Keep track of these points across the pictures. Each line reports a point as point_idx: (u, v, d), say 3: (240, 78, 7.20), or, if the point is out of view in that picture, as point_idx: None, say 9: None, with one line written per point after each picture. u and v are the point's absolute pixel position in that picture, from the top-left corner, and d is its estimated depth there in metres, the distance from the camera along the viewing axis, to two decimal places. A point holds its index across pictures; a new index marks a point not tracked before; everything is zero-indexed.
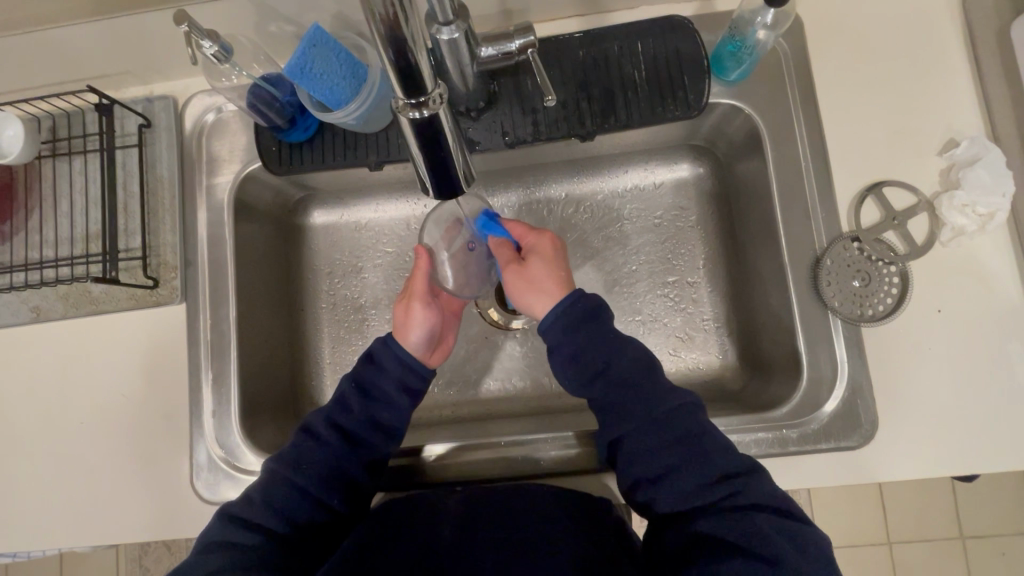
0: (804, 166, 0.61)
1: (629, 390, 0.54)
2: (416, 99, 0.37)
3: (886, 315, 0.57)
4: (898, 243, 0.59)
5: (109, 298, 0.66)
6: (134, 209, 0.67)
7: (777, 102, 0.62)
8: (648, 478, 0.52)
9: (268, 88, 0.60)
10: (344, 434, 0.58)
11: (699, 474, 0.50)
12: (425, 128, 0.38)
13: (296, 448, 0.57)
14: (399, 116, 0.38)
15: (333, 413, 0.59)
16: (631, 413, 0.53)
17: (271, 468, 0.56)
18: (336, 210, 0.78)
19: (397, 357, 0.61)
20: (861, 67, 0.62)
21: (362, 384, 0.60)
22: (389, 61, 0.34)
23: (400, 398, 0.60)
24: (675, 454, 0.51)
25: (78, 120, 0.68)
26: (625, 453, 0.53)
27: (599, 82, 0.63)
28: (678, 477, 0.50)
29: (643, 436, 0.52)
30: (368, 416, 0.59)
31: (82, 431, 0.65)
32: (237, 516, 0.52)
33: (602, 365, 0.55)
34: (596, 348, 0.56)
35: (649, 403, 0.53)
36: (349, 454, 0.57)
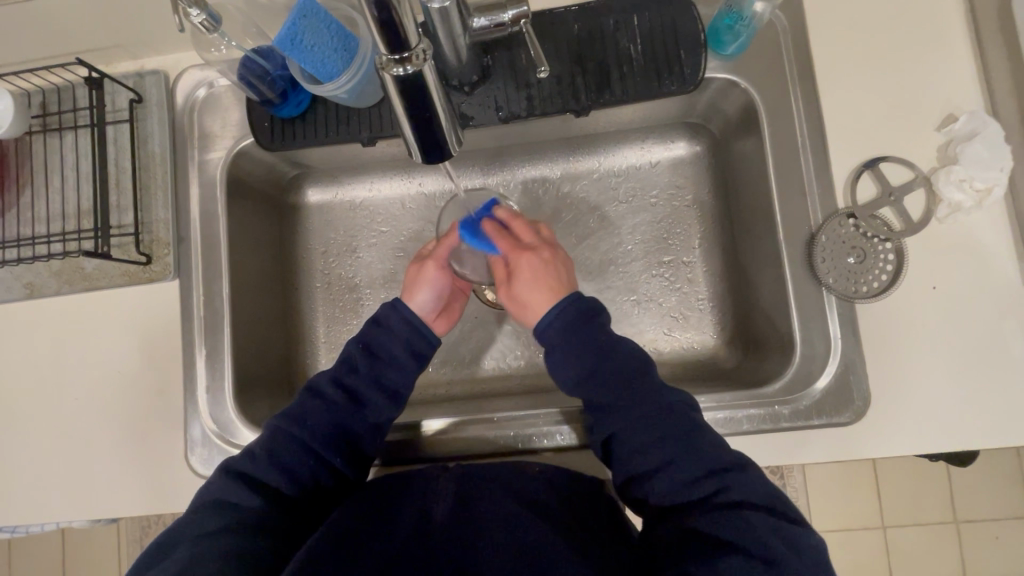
0: (801, 142, 0.60)
1: (621, 390, 0.55)
2: (399, 55, 0.37)
3: (880, 292, 0.57)
4: (893, 220, 0.59)
5: (102, 274, 0.66)
6: (126, 185, 0.66)
7: (774, 77, 0.61)
8: (640, 472, 0.52)
9: (261, 62, 0.59)
10: (347, 391, 0.58)
11: (691, 468, 0.50)
12: (409, 85, 0.38)
13: (302, 406, 0.58)
14: (383, 73, 0.38)
15: (339, 373, 0.59)
16: (623, 411, 0.54)
17: (276, 426, 0.57)
18: (330, 189, 0.77)
19: (405, 319, 0.61)
20: (859, 41, 0.61)
21: (367, 345, 0.60)
22: (371, 16, 0.33)
23: (408, 361, 0.61)
24: (667, 448, 0.51)
25: (69, 94, 0.67)
26: (620, 448, 0.54)
27: (594, 56, 0.62)
28: (671, 472, 0.51)
29: (634, 433, 0.53)
30: (373, 376, 0.59)
31: (77, 406, 0.65)
32: (240, 471, 0.53)
33: (593, 366, 0.55)
34: (588, 351, 0.56)
35: (642, 403, 0.54)
36: (356, 414, 0.58)
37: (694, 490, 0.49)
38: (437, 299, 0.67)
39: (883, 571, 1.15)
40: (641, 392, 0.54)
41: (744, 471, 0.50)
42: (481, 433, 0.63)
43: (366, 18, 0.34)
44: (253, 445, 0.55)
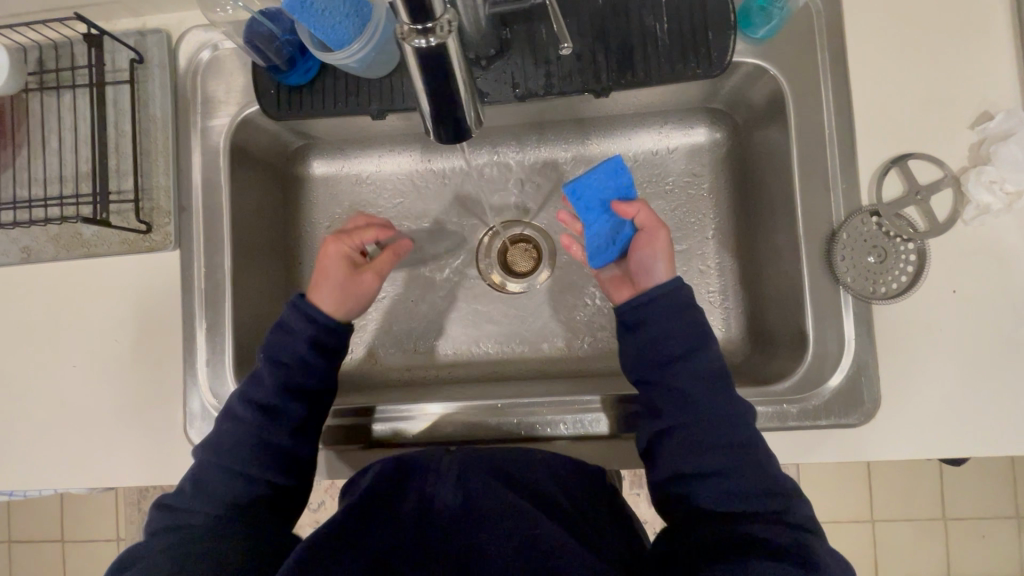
0: (828, 134, 0.58)
1: (696, 384, 0.54)
2: (423, 26, 0.34)
3: (899, 293, 0.56)
4: (918, 220, 0.57)
5: (101, 241, 0.64)
6: (125, 150, 0.64)
7: (805, 64, 0.59)
8: (694, 472, 0.52)
9: (268, 25, 0.57)
10: (321, 353, 0.59)
11: (748, 482, 0.51)
12: (432, 58, 0.36)
13: (275, 377, 0.57)
14: (404, 44, 0.36)
15: (246, 390, 0.57)
16: (694, 409, 0.54)
17: (200, 457, 0.56)
18: (336, 161, 0.75)
19: (307, 317, 0.59)
20: (896, 30, 0.58)
21: (272, 358, 0.58)
22: None
23: (315, 360, 0.59)
24: (728, 459, 0.51)
25: (67, 51, 0.64)
26: (676, 441, 0.53)
27: (618, 33, 0.59)
28: (721, 479, 0.51)
29: (701, 430, 0.53)
30: (279, 385, 0.57)
31: (74, 374, 0.64)
32: (171, 504, 0.54)
33: (681, 354, 0.55)
34: (681, 335, 0.56)
35: (711, 405, 0.53)
36: (267, 424, 0.56)
37: (733, 493, 0.51)
38: (337, 274, 0.63)
39: (867, 563, 1.17)
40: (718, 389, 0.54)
41: (773, 483, 0.51)
42: (484, 418, 0.63)
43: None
44: (219, 428, 0.57)
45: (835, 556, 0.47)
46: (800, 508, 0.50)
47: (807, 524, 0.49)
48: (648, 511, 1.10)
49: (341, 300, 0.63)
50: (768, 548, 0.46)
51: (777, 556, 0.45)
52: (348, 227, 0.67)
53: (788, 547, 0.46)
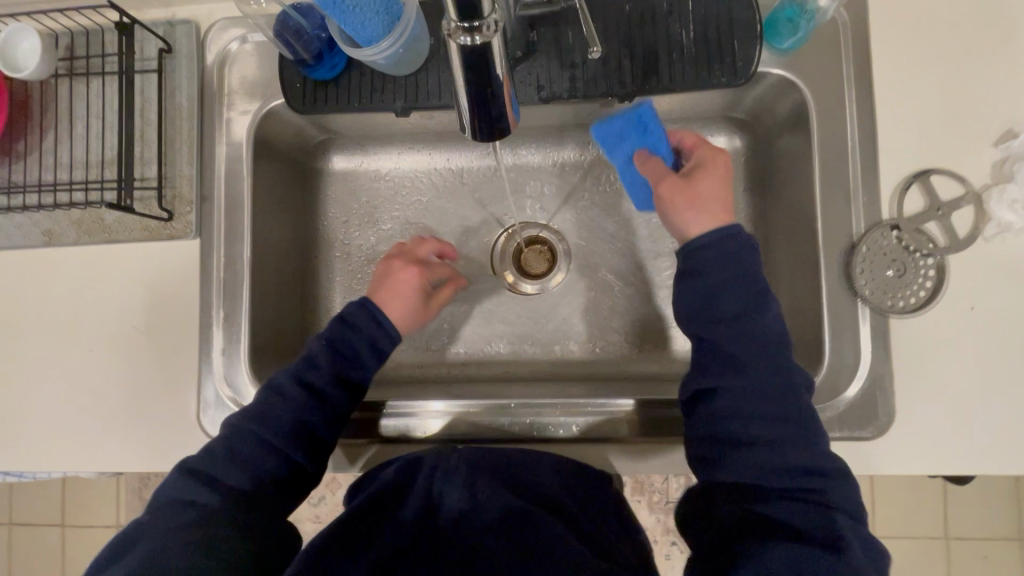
0: (850, 147, 0.58)
1: (754, 354, 0.51)
2: (470, 24, 0.35)
3: (916, 308, 0.56)
4: (938, 235, 0.57)
5: (122, 227, 0.65)
6: (150, 138, 0.65)
7: (829, 76, 0.59)
8: (735, 438, 0.50)
9: (298, 19, 0.57)
10: (376, 353, 0.61)
11: (791, 456, 0.49)
12: (475, 56, 0.36)
13: (331, 363, 0.59)
14: (449, 40, 0.36)
15: (299, 370, 0.58)
16: (746, 375, 0.51)
17: (234, 422, 0.56)
18: (356, 156, 0.76)
19: (371, 315, 0.62)
20: (921, 46, 0.58)
21: (332, 344, 0.60)
22: None
23: (369, 356, 0.60)
24: (775, 429, 0.49)
25: (97, 38, 0.65)
26: (724, 403, 0.51)
27: (644, 39, 0.60)
28: (766, 452, 0.49)
29: (752, 396, 0.50)
30: (335, 372, 0.58)
31: (90, 358, 0.65)
32: (195, 469, 0.53)
33: (739, 314, 0.52)
34: (740, 288, 0.52)
35: (764, 373, 0.51)
36: (311, 408, 0.57)
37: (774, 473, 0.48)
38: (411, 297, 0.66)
39: None
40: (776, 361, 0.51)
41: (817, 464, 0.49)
42: (496, 418, 0.63)
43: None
44: (262, 400, 0.57)
45: (866, 543, 0.46)
46: (838, 491, 0.48)
47: (843, 506, 0.47)
48: (649, 518, 1.10)
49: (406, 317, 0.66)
50: (791, 536, 0.45)
51: (803, 543, 0.44)
52: (413, 245, 0.70)
53: (815, 530, 0.45)
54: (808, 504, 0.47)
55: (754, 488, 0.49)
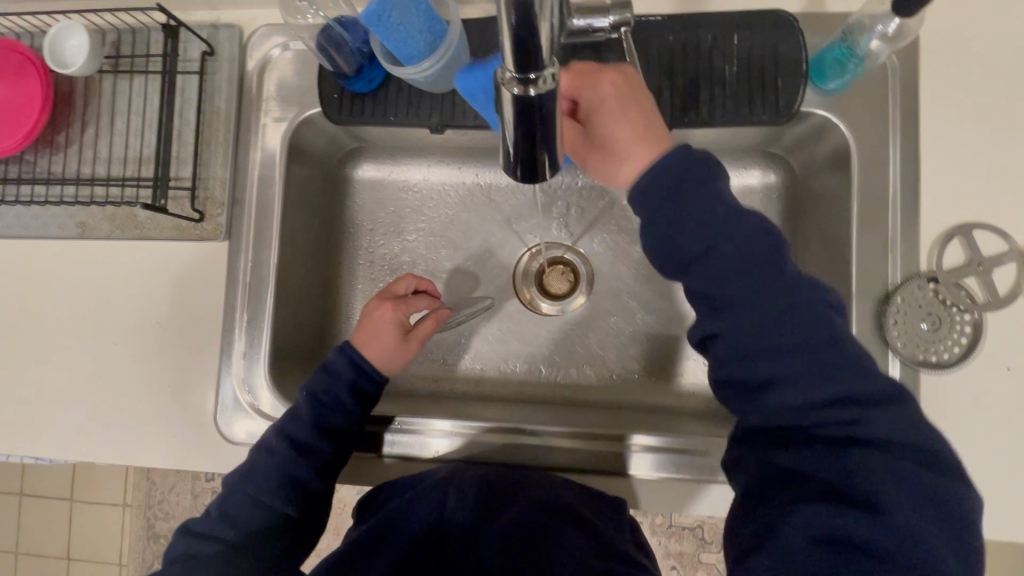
0: (891, 195, 0.57)
1: (738, 289, 0.46)
2: (524, 74, 0.30)
3: (950, 364, 0.54)
4: (977, 291, 0.55)
5: (154, 224, 0.66)
6: (187, 138, 0.65)
7: (875, 121, 0.57)
8: (748, 382, 0.46)
9: (342, 33, 0.57)
10: (356, 398, 0.60)
11: (809, 391, 0.45)
12: (526, 108, 0.32)
13: (312, 415, 0.58)
14: (501, 88, 0.31)
15: (283, 424, 0.58)
16: (732, 313, 0.46)
17: (229, 481, 0.59)
18: (386, 165, 0.76)
19: (349, 363, 0.60)
20: (973, 95, 0.57)
21: (312, 394, 0.59)
22: (505, 23, 0.27)
23: (351, 403, 0.59)
24: (786, 354, 0.45)
25: (142, 37, 0.66)
26: (722, 343, 0.47)
27: (686, 71, 0.59)
28: (779, 392, 0.45)
29: (747, 336, 0.46)
30: (318, 423, 0.58)
31: (114, 351, 0.66)
32: (197, 526, 0.58)
33: (708, 246, 0.47)
34: (688, 208, 0.47)
35: (747, 307, 0.46)
36: (298, 461, 0.57)
37: (839, 457, 0.43)
38: (385, 335, 0.62)
39: None
40: (823, 340, 0.45)
41: (893, 438, 0.43)
42: (506, 441, 0.63)
43: (503, 32, 0.27)
44: (252, 458, 0.58)
45: (917, 499, 0.40)
46: (882, 425, 0.43)
47: (889, 439, 0.43)
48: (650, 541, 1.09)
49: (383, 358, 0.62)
50: (866, 520, 0.40)
51: (834, 499, 0.41)
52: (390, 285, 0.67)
53: (842, 479, 0.42)
54: (849, 444, 0.43)
55: (786, 430, 0.46)
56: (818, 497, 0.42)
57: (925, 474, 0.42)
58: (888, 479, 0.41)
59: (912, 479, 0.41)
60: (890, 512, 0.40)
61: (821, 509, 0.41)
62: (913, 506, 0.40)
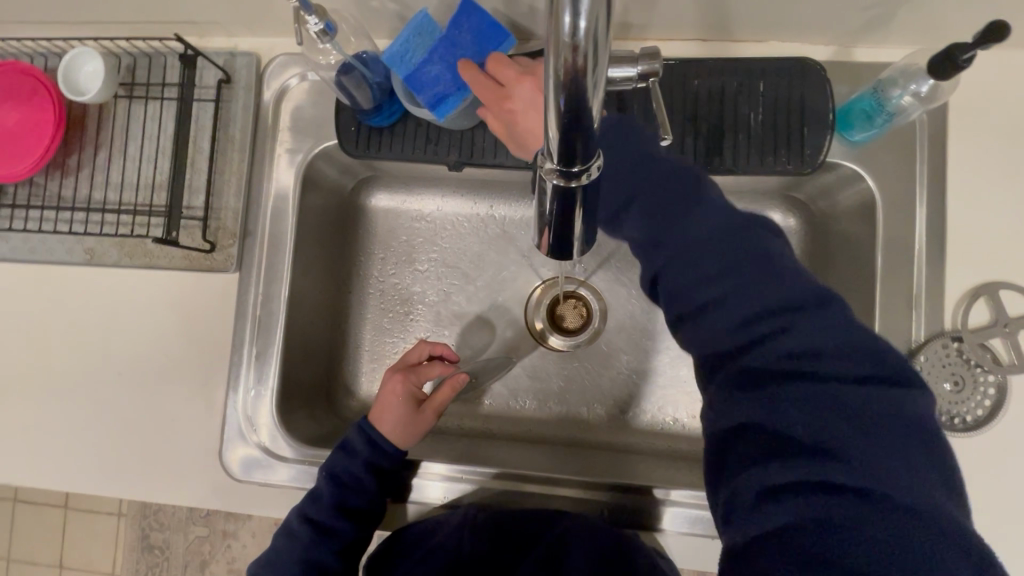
0: (917, 252, 0.56)
1: (664, 219, 0.43)
2: (568, 168, 0.28)
3: (974, 427, 0.53)
4: (1001, 352, 0.54)
5: (164, 254, 0.64)
6: (201, 167, 0.64)
7: (902, 176, 0.57)
8: (690, 308, 0.42)
9: (361, 70, 0.56)
10: (375, 478, 0.59)
11: (755, 302, 0.39)
12: (567, 196, 0.30)
13: (332, 498, 0.58)
14: (542, 176, 0.30)
15: (306, 505, 0.59)
16: (661, 248, 0.43)
17: (262, 558, 0.61)
18: (399, 195, 0.75)
19: (367, 441, 0.59)
20: (1001, 152, 0.56)
21: (331, 475, 0.59)
22: (554, 112, 0.25)
23: (369, 482, 0.59)
24: (723, 279, 0.41)
25: (158, 62, 0.65)
26: (667, 283, 0.43)
27: (710, 117, 0.58)
28: (729, 315, 0.40)
29: (679, 269, 0.42)
30: (336, 505, 0.58)
31: (119, 381, 0.65)
32: None
33: (621, 214, 0.44)
34: (651, 183, 0.44)
35: (678, 241, 0.42)
36: (321, 541, 0.59)
37: (773, 400, 0.36)
38: (397, 410, 0.61)
39: None
40: (751, 255, 0.40)
41: (853, 372, 0.35)
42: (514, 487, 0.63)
43: (547, 117, 0.26)
44: (278, 538, 0.60)
45: (905, 465, 0.32)
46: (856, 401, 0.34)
47: (858, 401, 0.34)
48: None
49: (396, 432, 0.61)
50: (848, 502, 0.32)
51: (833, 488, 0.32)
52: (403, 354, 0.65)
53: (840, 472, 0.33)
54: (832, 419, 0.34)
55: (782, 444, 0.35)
56: (819, 485, 0.32)
57: (893, 422, 0.34)
58: (903, 464, 0.32)
59: (885, 429, 0.33)
60: (878, 473, 0.32)
61: (827, 500, 0.32)
62: (927, 480, 0.32)
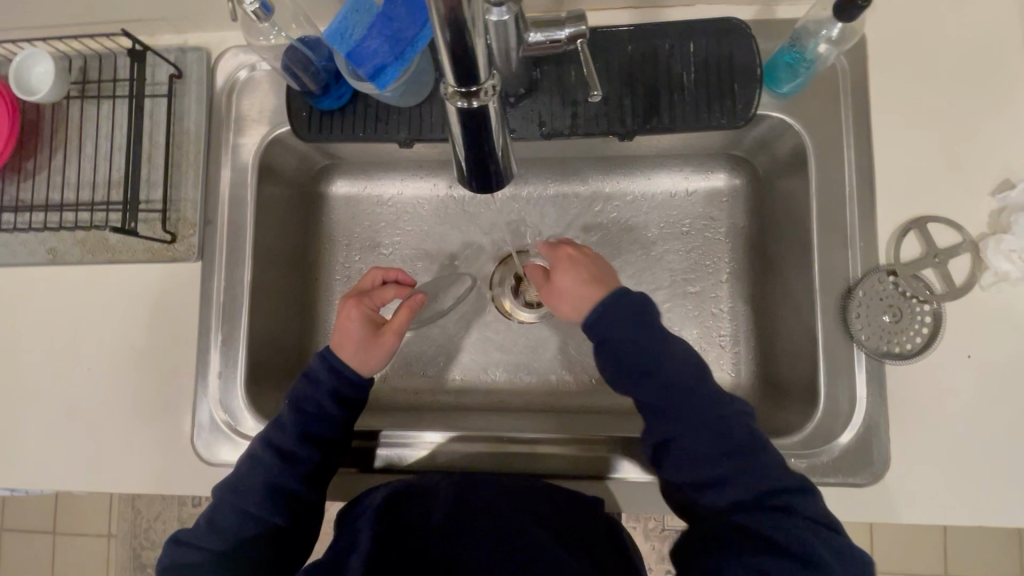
0: (849, 194, 0.59)
1: (688, 403, 0.53)
2: (467, 90, 0.36)
3: (914, 355, 0.55)
4: (935, 282, 0.57)
5: (125, 248, 0.66)
6: (158, 161, 0.66)
7: (828, 123, 0.59)
8: (700, 482, 0.51)
9: (306, 52, 0.58)
10: (340, 404, 0.60)
11: (750, 483, 0.50)
12: (472, 119, 0.38)
13: (297, 425, 0.58)
14: (448, 102, 0.37)
15: (270, 434, 0.58)
16: (683, 423, 0.52)
17: (218, 494, 0.58)
18: (359, 181, 0.76)
19: (331, 368, 0.60)
20: (919, 94, 0.59)
21: (296, 403, 0.59)
22: (444, 44, 0.32)
23: (333, 407, 0.59)
24: (732, 466, 0.51)
25: (110, 62, 0.66)
26: (676, 454, 0.52)
27: (646, 79, 0.60)
28: (731, 486, 0.50)
29: (695, 446, 0.52)
30: (302, 431, 0.58)
31: (87, 376, 0.65)
32: (183, 539, 0.58)
33: (650, 369, 0.53)
34: (648, 353, 0.53)
35: (693, 418, 0.52)
36: (286, 468, 0.57)
37: (759, 510, 0.49)
38: (354, 330, 0.62)
39: None
40: (733, 427, 0.52)
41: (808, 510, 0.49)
42: (489, 450, 0.63)
43: (440, 49, 0.33)
44: (240, 469, 0.58)
45: (833, 545, 0.48)
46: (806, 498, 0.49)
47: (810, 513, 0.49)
48: (644, 546, 1.09)
49: (356, 353, 0.62)
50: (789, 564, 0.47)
51: (776, 551, 0.47)
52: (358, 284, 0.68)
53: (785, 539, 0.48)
54: (780, 513, 0.49)
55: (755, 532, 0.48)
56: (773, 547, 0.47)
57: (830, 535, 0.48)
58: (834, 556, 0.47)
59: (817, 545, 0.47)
60: (813, 550, 0.47)
61: (778, 560, 0.47)
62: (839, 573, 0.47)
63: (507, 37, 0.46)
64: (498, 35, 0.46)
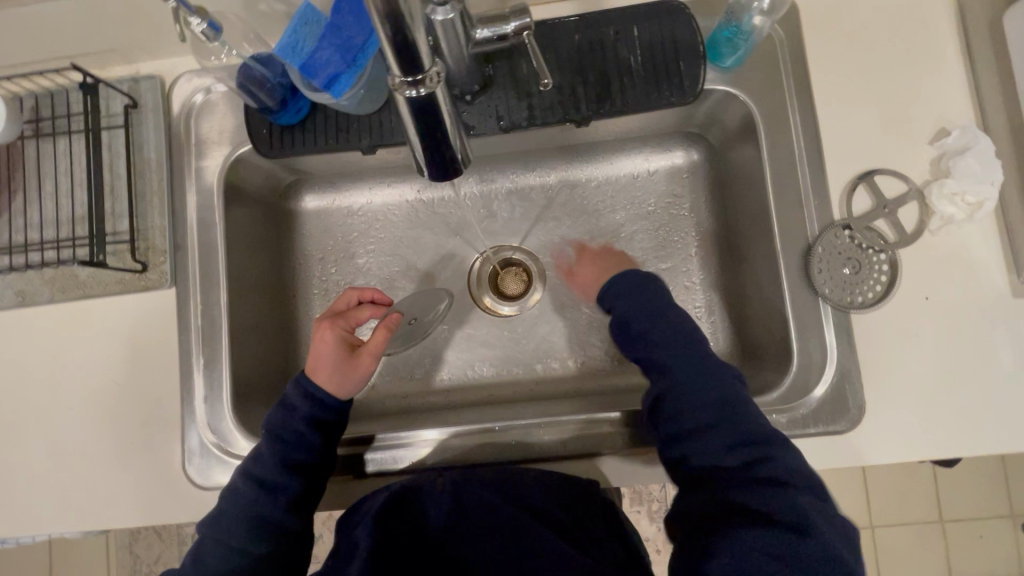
0: (798, 156, 0.61)
1: (686, 358, 0.55)
2: (413, 78, 0.38)
3: (875, 302, 0.58)
4: (887, 232, 0.60)
5: (96, 281, 0.65)
6: (120, 192, 0.66)
7: (772, 91, 0.62)
8: (685, 430, 0.52)
9: (260, 68, 0.59)
10: (317, 429, 0.59)
11: (726, 433, 0.51)
12: (423, 105, 0.40)
13: (274, 453, 0.58)
14: (396, 92, 0.39)
15: (248, 466, 0.58)
16: (686, 376, 0.54)
17: (201, 531, 0.58)
18: (328, 195, 0.77)
19: (304, 394, 0.60)
20: (852, 56, 0.62)
21: (273, 432, 0.59)
22: (385, 37, 0.34)
23: (310, 434, 0.59)
24: (719, 420, 0.52)
25: (62, 98, 0.66)
26: (671, 402, 0.54)
27: (595, 65, 0.62)
28: (711, 435, 0.51)
29: (687, 398, 0.53)
30: (279, 461, 0.58)
31: (69, 416, 0.64)
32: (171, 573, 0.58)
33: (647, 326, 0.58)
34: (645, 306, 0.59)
35: (709, 383, 0.54)
36: (267, 499, 0.57)
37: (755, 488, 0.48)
38: (330, 354, 0.62)
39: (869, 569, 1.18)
40: (728, 390, 0.53)
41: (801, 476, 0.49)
42: (481, 443, 0.63)
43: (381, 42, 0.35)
44: (220, 504, 0.58)
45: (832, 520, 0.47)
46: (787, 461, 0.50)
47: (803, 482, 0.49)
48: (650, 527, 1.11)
49: (333, 377, 0.61)
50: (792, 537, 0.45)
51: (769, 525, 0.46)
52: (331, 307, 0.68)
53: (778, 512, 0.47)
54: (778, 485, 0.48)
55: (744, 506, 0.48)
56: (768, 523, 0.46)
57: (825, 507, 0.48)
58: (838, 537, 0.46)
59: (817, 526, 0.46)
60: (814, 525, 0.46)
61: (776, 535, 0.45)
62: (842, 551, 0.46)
63: (456, 36, 0.49)
64: (451, 33, 0.48)
